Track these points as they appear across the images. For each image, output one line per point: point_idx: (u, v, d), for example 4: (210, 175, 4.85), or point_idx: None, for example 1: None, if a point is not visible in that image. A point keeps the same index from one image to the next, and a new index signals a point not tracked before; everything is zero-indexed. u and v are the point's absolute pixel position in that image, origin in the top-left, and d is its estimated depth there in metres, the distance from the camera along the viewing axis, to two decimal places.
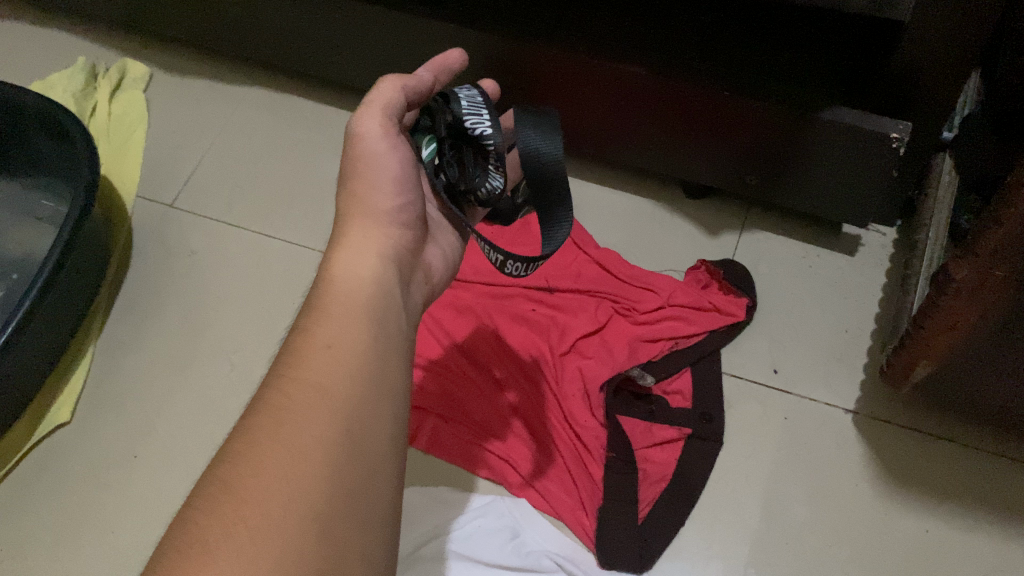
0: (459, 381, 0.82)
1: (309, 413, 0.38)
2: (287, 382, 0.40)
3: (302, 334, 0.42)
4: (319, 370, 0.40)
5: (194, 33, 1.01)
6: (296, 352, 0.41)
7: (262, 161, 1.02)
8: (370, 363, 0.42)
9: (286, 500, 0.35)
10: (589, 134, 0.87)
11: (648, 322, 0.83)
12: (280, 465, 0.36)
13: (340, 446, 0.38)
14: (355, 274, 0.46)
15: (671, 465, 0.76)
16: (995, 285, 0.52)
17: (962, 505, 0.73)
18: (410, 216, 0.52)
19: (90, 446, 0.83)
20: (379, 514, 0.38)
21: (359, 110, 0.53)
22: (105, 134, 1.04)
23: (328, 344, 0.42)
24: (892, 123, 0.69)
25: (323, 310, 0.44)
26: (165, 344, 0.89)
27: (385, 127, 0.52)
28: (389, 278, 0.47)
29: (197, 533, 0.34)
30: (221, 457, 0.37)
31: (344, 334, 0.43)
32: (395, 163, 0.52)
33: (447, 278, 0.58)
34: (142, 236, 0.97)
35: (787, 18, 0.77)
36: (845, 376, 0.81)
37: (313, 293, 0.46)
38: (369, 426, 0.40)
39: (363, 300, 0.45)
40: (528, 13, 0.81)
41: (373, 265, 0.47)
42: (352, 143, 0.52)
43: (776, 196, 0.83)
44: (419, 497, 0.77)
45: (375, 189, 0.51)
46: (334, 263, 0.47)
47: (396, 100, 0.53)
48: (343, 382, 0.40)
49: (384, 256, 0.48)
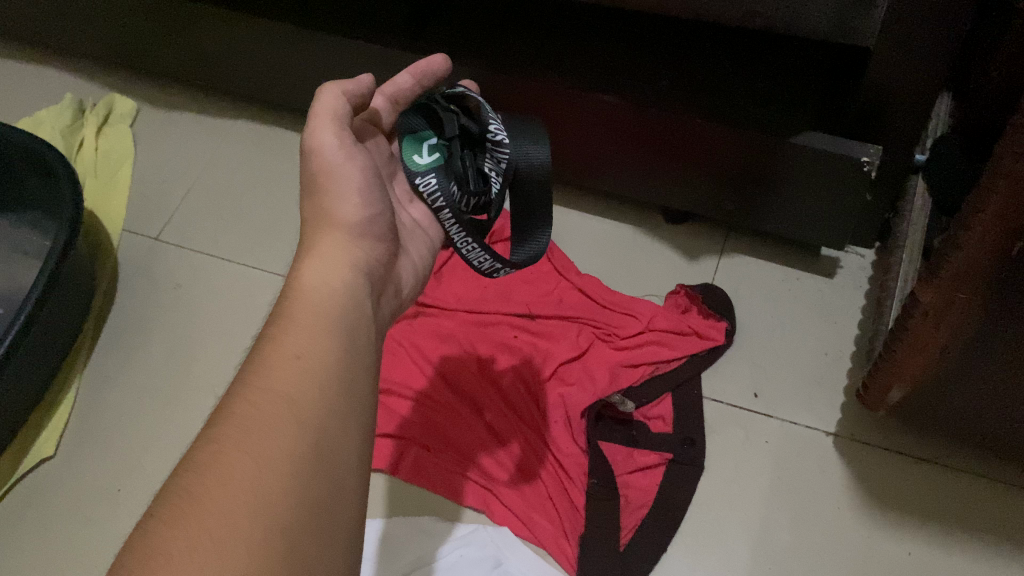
0: (443, 408, 0.82)
1: (276, 427, 0.38)
2: (255, 392, 0.40)
3: (271, 343, 0.43)
4: (287, 380, 0.41)
5: (180, 69, 1.03)
6: (263, 359, 0.42)
7: (248, 194, 1.03)
8: (338, 378, 0.42)
9: (250, 514, 0.35)
10: (568, 161, 0.88)
11: (629, 348, 0.84)
12: (244, 479, 0.36)
13: (307, 468, 0.38)
14: (325, 287, 0.46)
15: (653, 491, 0.76)
16: (962, 307, 0.52)
17: (946, 526, 0.73)
18: (382, 230, 0.53)
19: (74, 480, 0.83)
20: (343, 541, 0.38)
21: (307, 125, 0.51)
22: (93, 169, 1.05)
23: (298, 355, 0.42)
24: (862, 148, 0.70)
25: (291, 319, 0.44)
26: (151, 378, 0.89)
27: (340, 139, 0.51)
28: (353, 293, 0.47)
29: (156, 545, 0.33)
30: (185, 468, 0.36)
31: (312, 343, 0.43)
32: (357, 172, 0.51)
33: (415, 292, 0.59)
34: (128, 271, 0.97)
35: (754, 44, 0.79)
36: (826, 400, 0.81)
37: (280, 303, 0.46)
38: (336, 446, 0.40)
39: (330, 312, 0.45)
40: (504, 45, 0.83)
41: (338, 279, 0.47)
42: (310, 159, 0.51)
43: (753, 220, 0.84)
44: (402, 528, 0.77)
45: (339, 202, 0.50)
46: (299, 278, 0.47)
47: (342, 109, 0.51)
48: (312, 395, 0.41)
49: (354, 270, 0.49)
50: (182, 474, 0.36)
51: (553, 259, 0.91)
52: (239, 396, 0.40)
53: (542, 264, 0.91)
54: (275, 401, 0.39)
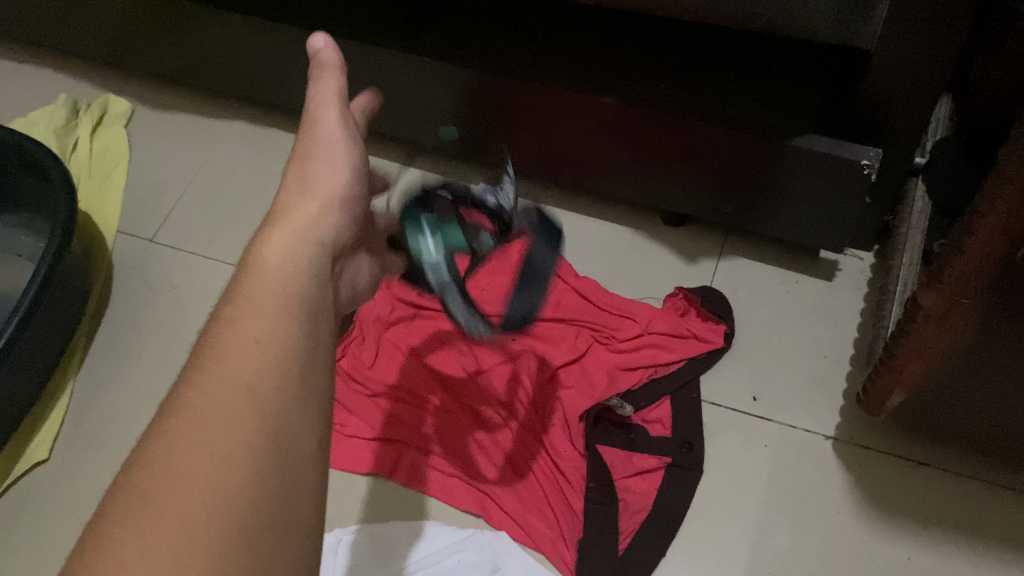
0: (431, 411, 0.82)
1: (233, 421, 0.37)
2: (213, 382, 0.38)
3: (228, 326, 0.41)
4: (245, 367, 0.39)
5: (175, 68, 1.02)
6: (220, 344, 0.40)
7: (244, 195, 1.02)
8: (300, 361, 0.41)
9: (206, 514, 0.34)
10: (566, 163, 0.88)
11: (627, 351, 0.83)
12: (204, 476, 0.35)
13: (269, 458, 0.37)
14: (285, 262, 0.45)
15: (652, 495, 0.76)
16: (961, 312, 0.52)
17: (945, 531, 0.73)
18: (360, 214, 0.52)
19: (69, 484, 0.82)
20: (304, 524, 0.37)
21: (310, 97, 0.53)
22: (87, 170, 1.04)
23: (257, 338, 0.40)
24: (863, 150, 0.70)
25: (251, 302, 0.42)
26: (146, 381, 0.88)
27: (342, 118, 0.52)
28: (317, 276, 0.46)
29: (112, 552, 0.32)
30: (138, 465, 0.35)
31: (272, 326, 0.41)
32: (350, 151, 0.52)
33: (371, 290, 0.58)
34: (123, 272, 0.97)
35: (754, 46, 0.78)
36: (825, 403, 0.81)
37: (237, 279, 0.44)
38: (299, 432, 0.39)
39: (291, 293, 0.44)
40: (502, 47, 0.82)
41: (300, 255, 0.46)
42: (308, 131, 0.52)
43: (752, 222, 0.84)
44: (400, 532, 0.76)
45: (329, 176, 0.50)
46: (258, 253, 0.45)
47: (342, 87, 0.53)
48: (272, 385, 0.39)
49: (318, 246, 0.47)
50: (135, 472, 0.35)
51: (551, 261, 0.90)
52: (196, 386, 0.38)
53: None
54: (234, 391, 0.38)
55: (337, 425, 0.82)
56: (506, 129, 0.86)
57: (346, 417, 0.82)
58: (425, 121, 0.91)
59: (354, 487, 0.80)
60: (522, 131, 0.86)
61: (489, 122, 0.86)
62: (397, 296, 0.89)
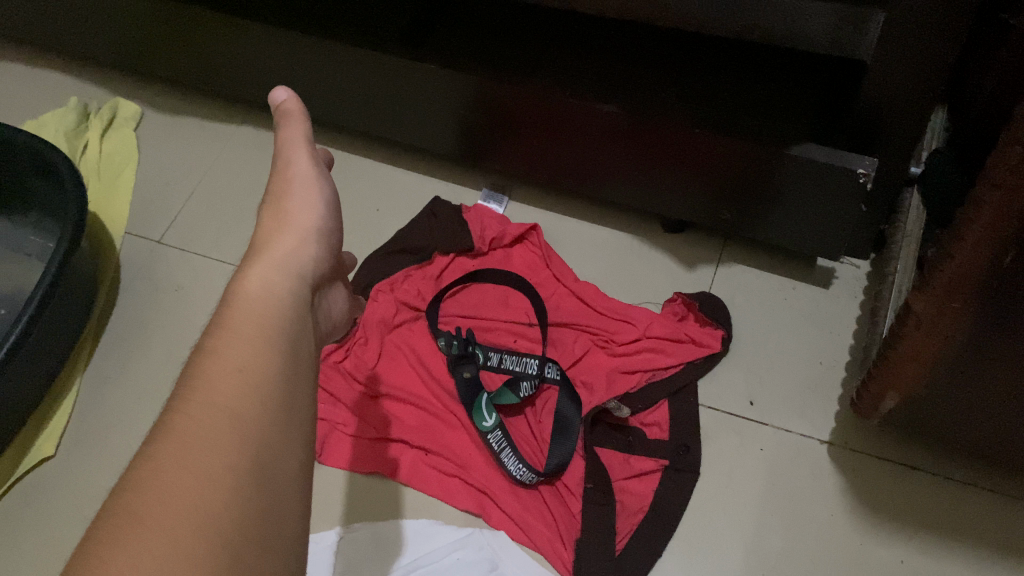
0: (429, 415, 0.83)
1: (217, 442, 0.39)
2: (195, 404, 0.40)
3: (210, 353, 0.42)
4: (226, 392, 0.41)
5: (183, 73, 1.04)
6: (203, 371, 0.42)
7: (250, 197, 1.04)
8: (280, 388, 0.42)
9: (191, 531, 0.35)
10: (568, 170, 0.89)
11: (625, 354, 0.84)
12: (189, 497, 0.36)
13: (252, 480, 0.38)
14: (267, 291, 0.47)
15: (648, 496, 0.77)
16: (953, 316, 0.53)
17: (937, 535, 0.74)
18: (334, 244, 0.54)
19: (74, 480, 0.84)
20: (285, 544, 0.39)
21: (279, 144, 0.56)
22: (96, 172, 1.06)
23: (240, 367, 0.42)
24: (859, 159, 0.71)
25: (232, 329, 0.44)
26: (151, 379, 0.90)
27: (311, 161, 0.55)
28: (296, 300, 0.48)
29: (100, 567, 0.33)
30: (125, 487, 0.37)
31: (254, 353, 0.43)
32: (323, 190, 0.55)
33: (348, 314, 0.59)
34: (130, 273, 0.98)
35: (753, 57, 0.80)
36: (820, 408, 0.82)
37: (221, 308, 0.46)
38: (280, 455, 0.40)
39: (273, 322, 0.45)
40: (506, 55, 0.84)
41: (281, 284, 0.48)
42: (281, 174, 0.55)
43: (750, 230, 0.85)
44: (399, 530, 0.77)
45: (301, 211, 0.53)
46: (239, 284, 0.47)
47: (308, 132, 0.57)
48: (253, 409, 0.41)
49: (299, 277, 0.49)
50: (122, 495, 0.36)
51: (552, 266, 0.92)
52: (177, 409, 0.40)
53: (540, 270, 0.92)
54: (216, 411, 0.40)
55: (339, 421, 0.82)
56: (509, 136, 0.88)
57: (348, 415, 0.83)
58: (429, 126, 0.93)
59: (355, 484, 0.81)
60: (524, 138, 0.87)
61: (491, 128, 0.88)
62: (399, 299, 0.90)
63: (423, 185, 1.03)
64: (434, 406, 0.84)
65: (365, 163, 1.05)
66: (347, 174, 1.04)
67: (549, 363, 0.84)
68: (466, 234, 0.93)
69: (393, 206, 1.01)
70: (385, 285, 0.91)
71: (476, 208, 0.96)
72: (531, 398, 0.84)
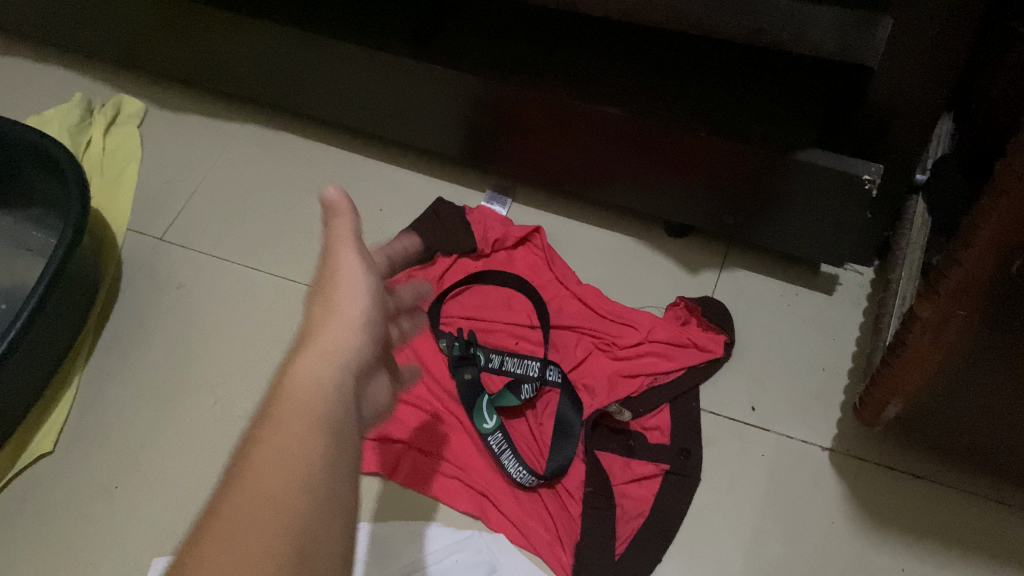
0: (429, 416, 0.83)
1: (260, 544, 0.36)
2: (239, 496, 0.37)
3: (254, 446, 0.40)
4: (271, 483, 0.38)
5: (187, 70, 1.03)
6: (247, 461, 0.39)
7: (253, 196, 1.04)
8: (325, 484, 0.39)
9: None
10: (572, 173, 0.89)
11: (627, 358, 0.84)
12: None
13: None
14: (316, 382, 0.43)
15: (649, 501, 0.76)
16: (958, 323, 0.53)
17: (939, 544, 0.73)
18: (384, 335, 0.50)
19: (72, 477, 0.83)
20: None
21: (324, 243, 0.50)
22: (99, 168, 1.06)
23: (285, 455, 0.39)
24: (864, 165, 0.70)
25: (278, 420, 0.41)
26: (151, 376, 0.90)
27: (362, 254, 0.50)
28: (345, 396, 0.44)
29: None
30: None
31: (300, 444, 0.40)
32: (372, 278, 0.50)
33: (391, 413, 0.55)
34: (132, 269, 0.98)
35: (760, 61, 0.80)
36: (822, 415, 0.81)
37: (266, 397, 0.43)
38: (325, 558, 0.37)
39: (320, 413, 0.42)
40: (511, 57, 0.84)
41: (330, 376, 0.44)
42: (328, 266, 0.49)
43: (755, 235, 0.85)
44: (396, 531, 0.77)
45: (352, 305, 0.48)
46: (286, 372, 0.44)
47: (359, 228, 0.51)
48: (298, 504, 0.38)
49: (346, 370, 0.45)
50: None
51: (554, 268, 0.91)
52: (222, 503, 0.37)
53: (543, 273, 0.92)
54: (260, 505, 0.37)
55: None
56: (513, 137, 0.88)
57: None
58: (433, 127, 0.93)
59: (354, 485, 0.81)
60: (528, 140, 0.87)
61: (496, 129, 0.88)
62: (401, 300, 0.90)
63: (426, 186, 1.02)
64: (434, 408, 0.83)
65: (369, 163, 1.05)
66: (351, 174, 1.04)
67: (550, 365, 0.84)
68: (469, 235, 0.93)
69: (396, 206, 1.01)
70: (387, 286, 0.91)
71: (479, 210, 0.96)
72: (532, 401, 0.83)
